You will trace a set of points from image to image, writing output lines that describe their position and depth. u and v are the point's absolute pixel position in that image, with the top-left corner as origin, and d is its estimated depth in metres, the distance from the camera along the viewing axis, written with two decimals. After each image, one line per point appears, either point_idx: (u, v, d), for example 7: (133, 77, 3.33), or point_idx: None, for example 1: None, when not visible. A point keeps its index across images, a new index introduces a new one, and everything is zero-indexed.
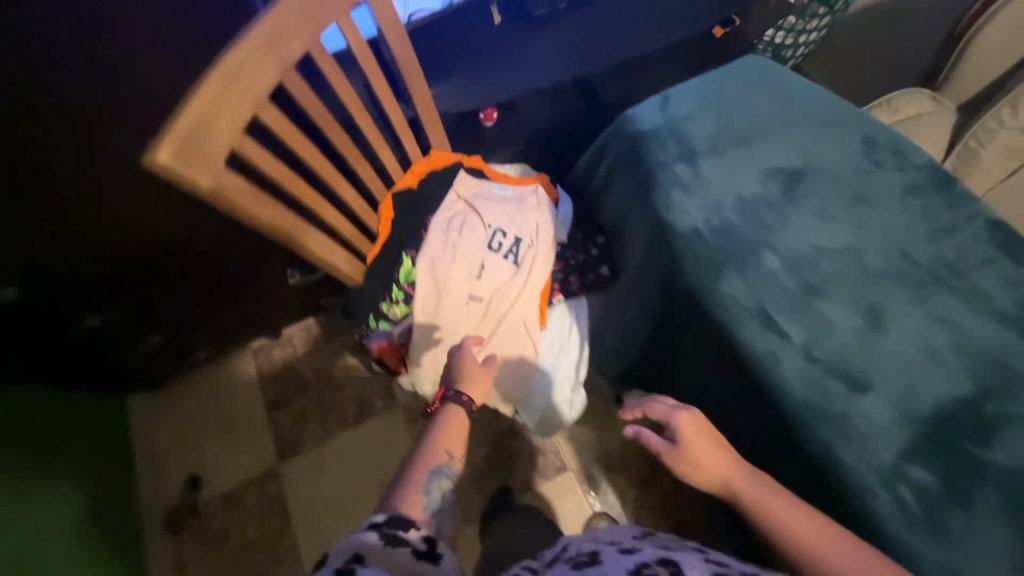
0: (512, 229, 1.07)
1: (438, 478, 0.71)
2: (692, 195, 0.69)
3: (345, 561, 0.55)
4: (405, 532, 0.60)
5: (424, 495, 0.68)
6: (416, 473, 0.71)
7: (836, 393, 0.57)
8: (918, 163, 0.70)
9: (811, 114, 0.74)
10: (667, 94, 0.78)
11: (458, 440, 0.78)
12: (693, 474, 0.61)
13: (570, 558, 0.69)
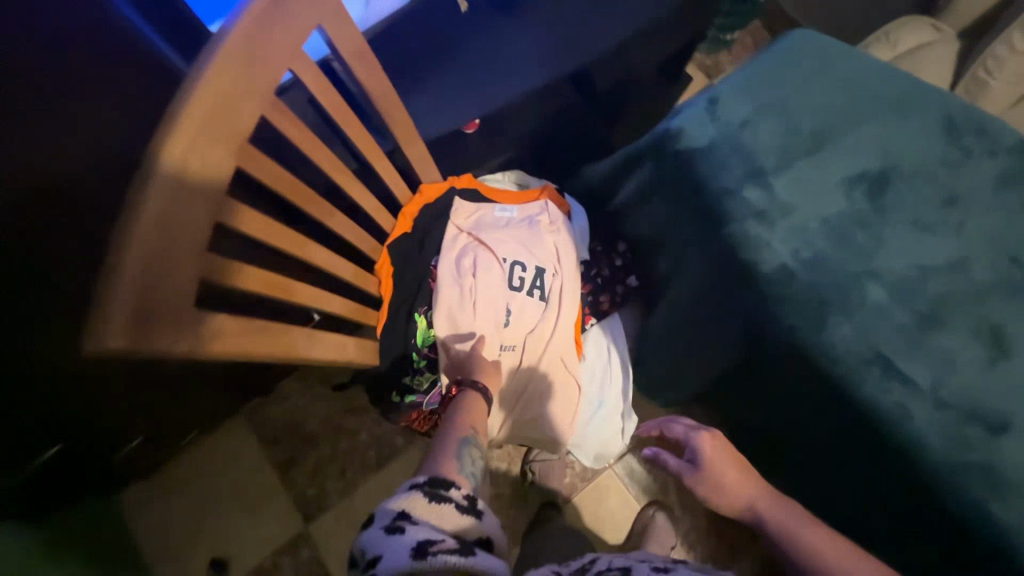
0: (531, 260, 0.94)
1: (467, 447, 0.66)
2: (772, 227, 0.59)
3: (389, 525, 0.50)
4: (447, 490, 0.55)
5: (457, 459, 0.63)
6: (445, 440, 0.66)
7: (975, 441, 0.51)
8: (1006, 145, 0.61)
9: (883, 98, 0.64)
10: (714, 96, 0.65)
11: (479, 415, 0.74)
12: (714, 494, 0.64)
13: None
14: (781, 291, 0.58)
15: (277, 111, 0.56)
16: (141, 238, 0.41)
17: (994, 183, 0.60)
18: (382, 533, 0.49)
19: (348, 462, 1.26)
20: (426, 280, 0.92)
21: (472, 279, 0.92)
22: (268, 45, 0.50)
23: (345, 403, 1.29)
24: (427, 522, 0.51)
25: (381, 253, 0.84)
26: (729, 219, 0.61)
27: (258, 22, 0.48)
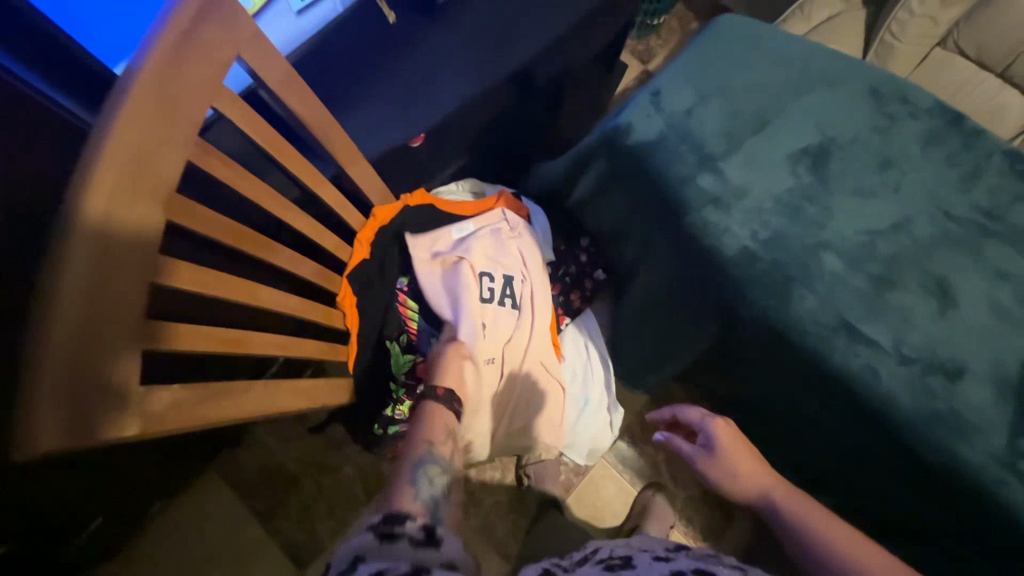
0: (498, 269, 0.92)
1: (427, 468, 0.62)
2: (729, 210, 0.60)
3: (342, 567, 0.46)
4: (401, 526, 0.50)
5: (411, 488, 0.59)
6: (401, 468, 0.62)
7: (937, 389, 0.54)
8: (925, 106, 0.66)
9: (814, 74, 0.66)
10: (657, 87, 0.66)
11: (444, 424, 0.70)
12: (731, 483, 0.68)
13: (599, 560, 0.55)
14: (746, 271, 0.59)
15: (205, 154, 0.51)
16: (61, 320, 0.36)
17: (921, 144, 0.64)
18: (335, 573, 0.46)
19: (334, 501, 1.20)
20: (394, 305, 0.89)
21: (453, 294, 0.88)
22: (183, 83, 0.46)
23: (322, 440, 1.22)
24: (373, 558, 0.46)
25: (342, 285, 0.80)
26: (689, 208, 0.61)
27: (169, 58, 0.44)
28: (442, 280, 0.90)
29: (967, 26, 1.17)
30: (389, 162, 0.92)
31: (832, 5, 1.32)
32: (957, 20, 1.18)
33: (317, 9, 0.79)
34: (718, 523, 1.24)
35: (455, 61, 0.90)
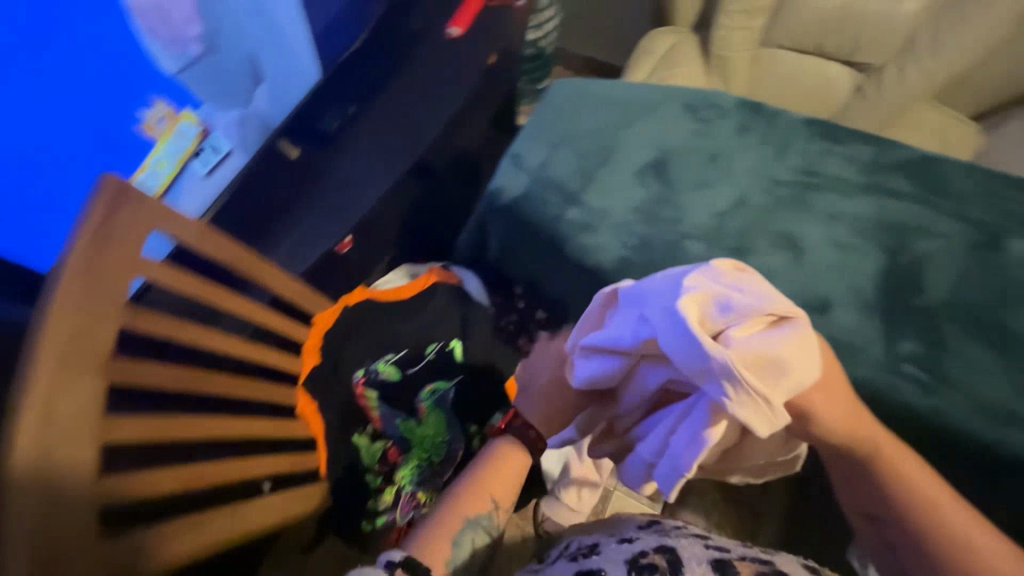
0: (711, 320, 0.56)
1: (472, 529, 0.69)
2: (600, 231, 0.70)
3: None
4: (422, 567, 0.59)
5: (452, 549, 0.67)
6: (451, 518, 0.69)
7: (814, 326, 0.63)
8: (730, 105, 0.80)
9: (635, 107, 0.80)
10: (516, 150, 0.78)
11: (505, 489, 0.76)
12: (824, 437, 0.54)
13: (572, 554, 0.80)
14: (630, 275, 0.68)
15: (140, 318, 0.59)
16: (17, 500, 0.41)
17: (737, 134, 0.77)
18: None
19: None
20: (354, 400, 0.92)
21: (717, 307, 0.50)
22: (104, 265, 0.54)
23: (329, 562, 1.19)
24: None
25: (299, 395, 0.86)
26: (568, 239, 0.71)
27: (88, 251, 0.52)
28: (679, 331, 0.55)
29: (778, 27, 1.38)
30: (322, 272, 1.01)
31: (667, 39, 1.56)
32: (766, 23, 1.39)
33: (227, 163, 0.91)
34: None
35: (359, 173, 1.03)
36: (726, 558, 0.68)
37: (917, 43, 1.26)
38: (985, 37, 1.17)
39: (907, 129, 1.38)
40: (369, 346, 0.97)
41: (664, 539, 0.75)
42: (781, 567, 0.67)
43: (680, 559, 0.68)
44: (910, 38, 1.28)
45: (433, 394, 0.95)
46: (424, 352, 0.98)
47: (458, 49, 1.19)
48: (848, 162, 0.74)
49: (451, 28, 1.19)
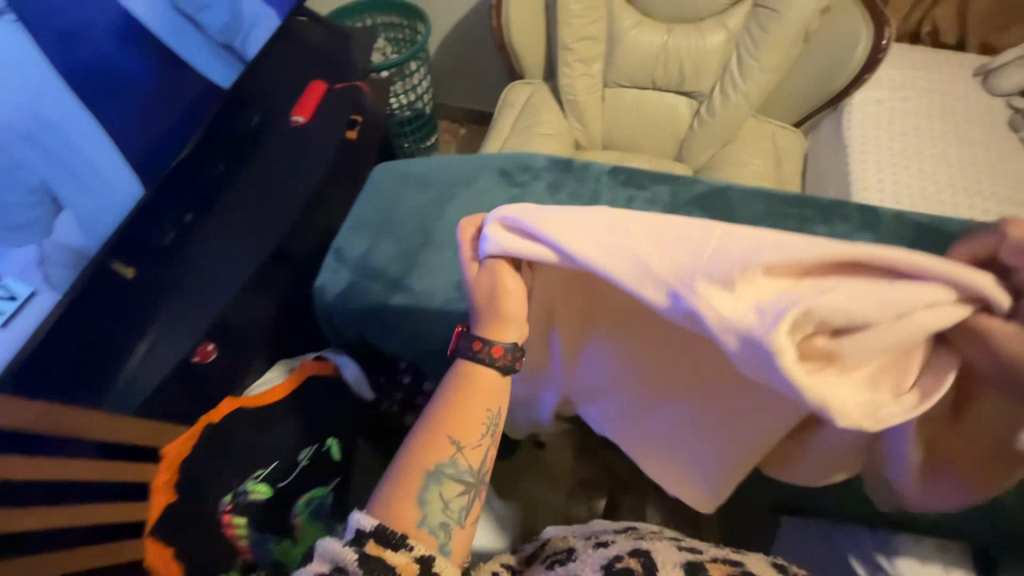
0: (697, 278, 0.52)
1: (437, 481, 0.56)
2: (423, 315, 0.70)
3: (328, 568, 0.52)
4: (380, 543, 0.52)
5: (418, 510, 0.55)
6: (415, 469, 0.57)
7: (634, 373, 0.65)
8: (542, 165, 0.84)
9: (454, 180, 0.82)
10: (338, 243, 0.77)
11: (470, 425, 0.58)
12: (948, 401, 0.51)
13: (548, 559, 0.72)
14: None
15: None
16: None
17: (549, 194, 0.81)
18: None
19: None
20: (218, 531, 0.84)
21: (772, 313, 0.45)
22: None
23: None
24: (377, 571, 0.51)
25: (149, 545, 0.82)
26: (395, 328, 0.70)
27: None
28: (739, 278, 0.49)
29: (614, 70, 1.51)
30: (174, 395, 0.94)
31: (523, 90, 1.66)
32: (604, 69, 1.52)
33: (27, 310, 0.79)
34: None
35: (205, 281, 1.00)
36: (697, 559, 0.65)
37: (729, 70, 1.41)
38: (776, 58, 1.34)
39: (744, 144, 1.50)
40: (234, 463, 0.89)
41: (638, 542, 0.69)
42: (750, 568, 0.65)
43: (655, 561, 0.63)
44: (722, 66, 1.43)
45: (309, 505, 0.88)
46: (298, 458, 0.92)
47: (304, 137, 1.20)
48: (651, 205, 0.79)
49: (294, 117, 1.21)
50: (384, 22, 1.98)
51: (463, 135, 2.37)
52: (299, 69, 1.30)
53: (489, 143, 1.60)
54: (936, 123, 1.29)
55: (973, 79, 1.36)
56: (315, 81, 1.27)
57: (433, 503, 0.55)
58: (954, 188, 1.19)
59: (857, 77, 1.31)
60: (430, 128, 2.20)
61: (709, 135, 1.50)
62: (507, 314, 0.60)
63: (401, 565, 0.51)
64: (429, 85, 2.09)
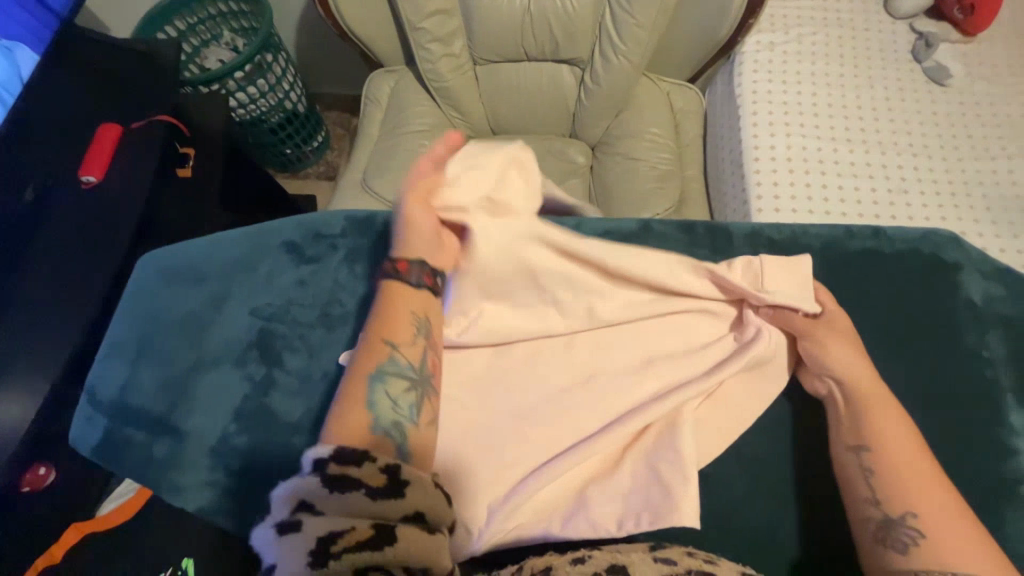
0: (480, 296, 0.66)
1: (384, 378, 0.55)
2: (193, 461, 0.58)
3: (290, 510, 0.44)
4: (346, 469, 0.45)
5: (369, 412, 0.53)
6: (354, 380, 0.55)
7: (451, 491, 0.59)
8: (337, 230, 0.69)
9: (231, 268, 0.67)
10: (90, 379, 0.62)
11: (405, 322, 0.60)
12: (848, 438, 0.60)
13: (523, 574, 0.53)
14: (241, 507, 0.57)
15: None
16: None
17: (346, 269, 0.67)
18: (278, 531, 0.43)
19: None
20: None
21: None
22: None
23: None
24: (347, 493, 0.44)
25: None
26: (158, 484, 0.57)
27: None
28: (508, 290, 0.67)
29: (477, 45, 1.28)
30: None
31: (387, 81, 1.43)
32: (467, 45, 1.30)
33: None
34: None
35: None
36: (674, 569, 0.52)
37: (604, 30, 1.21)
38: (651, 11, 1.15)
39: (638, 109, 1.34)
40: None
41: (614, 555, 0.55)
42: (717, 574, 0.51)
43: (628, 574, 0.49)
44: (596, 25, 1.22)
45: None
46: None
47: (103, 202, 1.00)
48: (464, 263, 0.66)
49: (84, 178, 1.00)
50: (221, 10, 1.66)
51: (356, 126, 2.12)
52: (84, 111, 1.07)
53: (359, 151, 1.40)
54: (833, 64, 1.15)
55: (871, 3, 1.21)
56: (106, 124, 1.04)
57: (382, 400, 0.53)
58: (852, 141, 1.07)
59: (742, 22, 1.15)
60: (314, 125, 1.94)
61: (600, 106, 1.32)
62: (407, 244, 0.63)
63: (366, 478, 0.45)
64: (297, 77, 1.82)
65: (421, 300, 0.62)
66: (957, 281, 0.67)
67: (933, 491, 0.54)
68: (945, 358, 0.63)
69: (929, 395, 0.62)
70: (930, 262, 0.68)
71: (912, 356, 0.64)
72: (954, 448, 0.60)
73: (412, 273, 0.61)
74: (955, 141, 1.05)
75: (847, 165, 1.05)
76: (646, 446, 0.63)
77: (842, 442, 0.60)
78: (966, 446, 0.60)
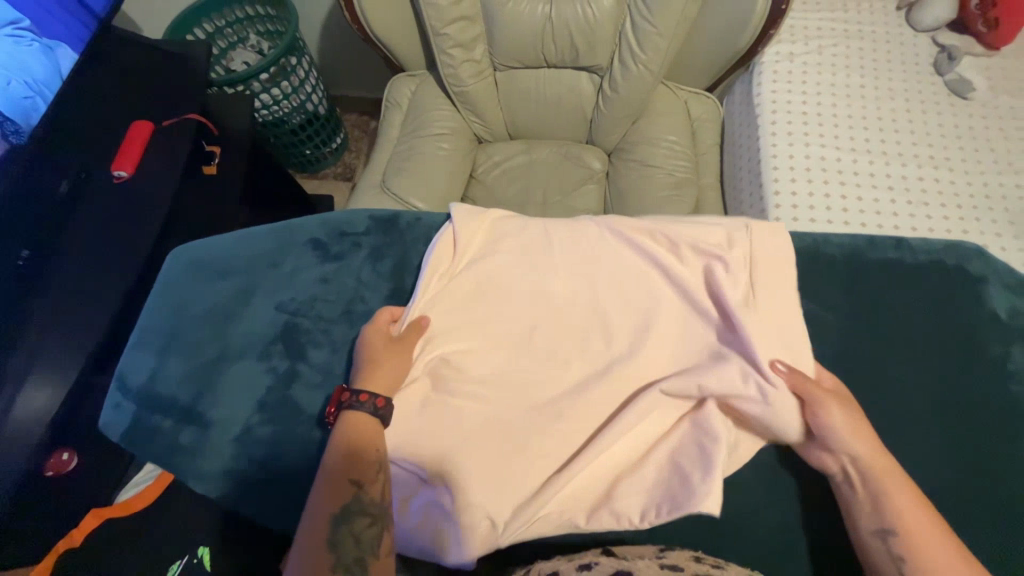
0: (513, 270, 0.70)
1: (345, 522, 0.53)
2: (218, 450, 0.59)
3: None
4: None
5: (331, 554, 0.51)
6: (314, 520, 0.52)
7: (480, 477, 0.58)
8: (361, 229, 0.71)
9: (258, 262, 0.69)
10: (119, 368, 0.64)
11: (372, 458, 0.56)
12: (870, 521, 0.55)
13: None
14: (262, 495, 0.59)
15: None
16: None
17: (370, 265, 0.69)
18: None
19: None
20: None
21: None
22: None
23: None
24: None
25: None
26: (184, 471, 0.59)
27: None
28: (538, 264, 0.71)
29: (498, 51, 1.30)
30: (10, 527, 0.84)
31: (408, 85, 1.46)
32: (487, 50, 1.32)
33: None
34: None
35: (23, 397, 0.86)
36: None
37: (624, 38, 1.23)
38: (672, 20, 1.16)
39: (655, 117, 1.35)
40: None
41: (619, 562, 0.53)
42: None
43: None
44: (616, 33, 1.24)
45: None
46: (167, 572, 0.85)
47: (133, 196, 1.04)
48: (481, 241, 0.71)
49: (116, 172, 1.03)
50: (248, 14, 1.71)
51: (374, 128, 2.16)
52: (118, 107, 1.11)
53: (378, 152, 1.43)
54: (853, 75, 1.15)
55: (893, 15, 1.21)
56: (138, 121, 1.07)
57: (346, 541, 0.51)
58: (871, 152, 1.07)
59: (763, 32, 1.15)
60: (333, 127, 1.98)
61: (617, 114, 1.33)
62: (374, 369, 0.61)
63: None
64: (319, 80, 1.86)
65: (378, 437, 0.57)
66: (979, 294, 0.67)
67: (934, 539, 0.52)
68: (965, 371, 0.63)
69: (950, 406, 0.62)
70: (954, 272, 0.68)
71: (933, 368, 0.63)
72: (974, 461, 0.59)
73: (376, 408, 0.58)
74: (976, 153, 1.05)
75: (866, 175, 1.05)
76: (669, 444, 0.62)
77: (864, 526, 0.56)
78: (985, 459, 0.59)
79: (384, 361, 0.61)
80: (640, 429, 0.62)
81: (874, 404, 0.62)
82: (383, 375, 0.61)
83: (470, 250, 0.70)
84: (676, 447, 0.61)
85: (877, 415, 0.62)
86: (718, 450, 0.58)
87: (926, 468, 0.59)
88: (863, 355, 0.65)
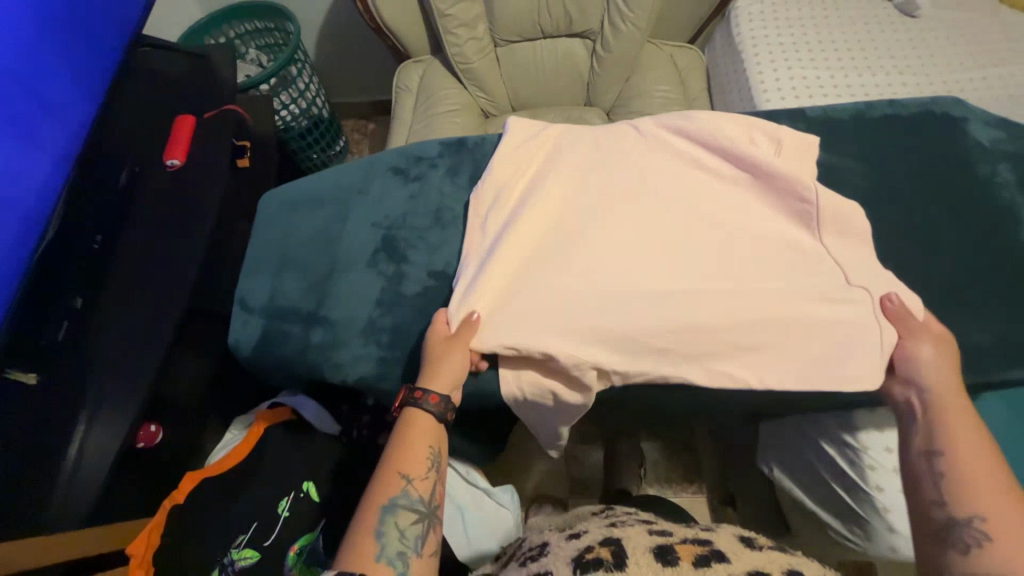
0: (576, 155, 0.78)
1: (393, 514, 0.55)
2: (349, 341, 0.67)
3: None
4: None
5: (377, 542, 0.53)
6: (368, 507, 0.55)
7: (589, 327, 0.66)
8: (435, 152, 0.80)
9: (348, 191, 0.77)
10: (240, 293, 0.71)
11: (423, 454, 0.59)
12: (922, 442, 0.60)
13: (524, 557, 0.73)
14: (393, 374, 0.67)
15: None
16: None
17: (448, 179, 0.78)
18: None
19: None
20: None
21: None
22: None
23: None
24: None
25: None
26: (321, 364, 0.67)
27: None
28: (601, 147, 0.79)
29: (499, 26, 1.42)
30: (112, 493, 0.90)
31: (414, 70, 1.56)
32: (488, 28, 1.44)
33: None
34: (692, 474, 1.38)
35: (119, 365, 0.92)
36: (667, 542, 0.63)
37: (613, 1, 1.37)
38: None
39: (648, 71, 1.49)
40: (214, 536, 0.88)
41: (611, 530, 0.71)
42: (718, 544, 0.63)
43: (624, 548, 0.62)
44: None
45: (301, 554, 0.89)
46: (279, 509, 0.91)
47: (186, 181, 1.10)
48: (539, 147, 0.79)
49: (169, 161, 1.10)
50: (248, 29, 1.80)
51: (373, 129, 2.26)
52: (159, 107, 1.18)
53: (396, 134, 1.53)
54: (817, 9, 1.31)
55: None
56: (181, 116, 1.14)
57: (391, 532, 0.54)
58: (845, 67, 1.22)
59: None
60: (335, 131, 2.07)
61: (614, 71, 1.46)
62: (435, 365, 0.63)
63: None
64: (320, 85, 1.96)
65: (438, 431, 0.61)
66: (966, 140, 0.79)
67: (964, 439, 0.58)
68: (965, 198, 0.75)
69: (960, 226, 0.74)
70: (942, 126, 0.80)
71: (940, 199, 0.75)
72: (985, 265, 0.71)
73: (439, 404, 0.61)
74: (933, 57, 1.21)
75: (844, 86, 1.19)
76: None
77: (913, 447, 0.61)
78: (993, 262, 0.71)
79: (444, 355, 0.63)
80: (725, 283, 0.69)
81: (898, 232, 0.73)
82: (445, 369, 0.62)
83: (530, 150, 0.78)
84: (774, 308, 0.67)
85: (903, 242, 0.73)
86: (776, 282, 0.69)
87: (950, 275, 0.71)
88: (882, 197, 0.76)
